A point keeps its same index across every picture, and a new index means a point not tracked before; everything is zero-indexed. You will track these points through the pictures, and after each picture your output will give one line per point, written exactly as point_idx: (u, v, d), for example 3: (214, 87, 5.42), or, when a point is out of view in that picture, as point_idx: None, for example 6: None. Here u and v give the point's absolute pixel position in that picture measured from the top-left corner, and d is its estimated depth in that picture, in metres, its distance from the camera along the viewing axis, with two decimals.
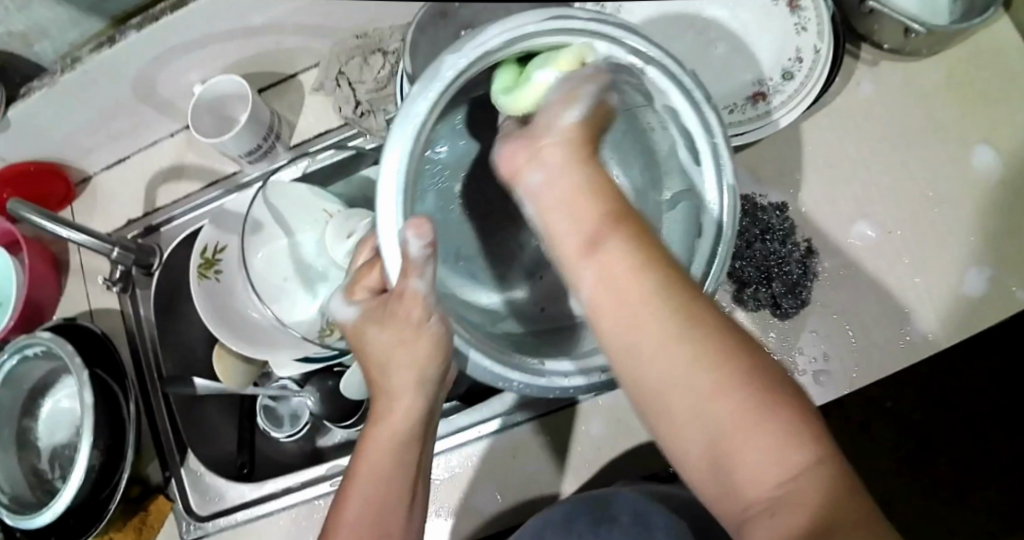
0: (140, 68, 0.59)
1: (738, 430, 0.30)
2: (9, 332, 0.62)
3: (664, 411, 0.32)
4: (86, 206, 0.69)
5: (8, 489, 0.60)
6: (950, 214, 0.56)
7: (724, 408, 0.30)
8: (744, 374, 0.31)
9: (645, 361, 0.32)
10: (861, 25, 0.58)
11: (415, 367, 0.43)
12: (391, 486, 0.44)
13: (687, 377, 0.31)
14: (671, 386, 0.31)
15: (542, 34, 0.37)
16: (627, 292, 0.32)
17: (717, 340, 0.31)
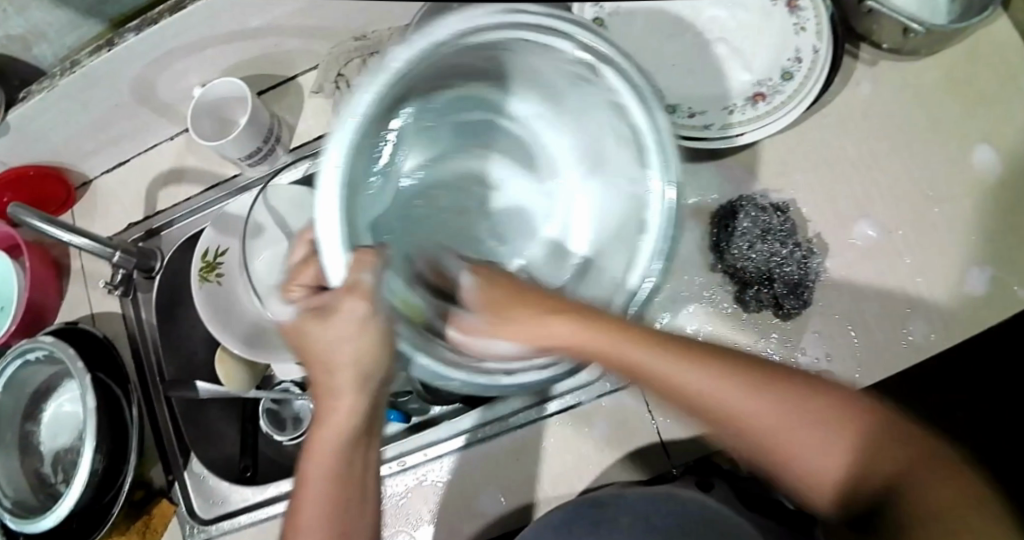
0: (139, 72, 0.59)
1: (803, 451, 0.37)
2: (11, 336, 0.62)
3: (769, 460, 0.38)
4: (86, 210, 0.69)
5: (11, 494, 0.60)
6: (949, 213, 0.56)
7: (808, 441, 0.37)
8: (798, 411, 0.38)
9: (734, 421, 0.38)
10: (859, 25, 0.58)
11: (356, 365, 0.41)
12: (341, 484, 0.42)
13: (769, 418, 0.38)
14: (764, 437, 0.38)
15: (480, 30, 0.41)
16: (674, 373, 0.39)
17: (771, 391, 0.38)
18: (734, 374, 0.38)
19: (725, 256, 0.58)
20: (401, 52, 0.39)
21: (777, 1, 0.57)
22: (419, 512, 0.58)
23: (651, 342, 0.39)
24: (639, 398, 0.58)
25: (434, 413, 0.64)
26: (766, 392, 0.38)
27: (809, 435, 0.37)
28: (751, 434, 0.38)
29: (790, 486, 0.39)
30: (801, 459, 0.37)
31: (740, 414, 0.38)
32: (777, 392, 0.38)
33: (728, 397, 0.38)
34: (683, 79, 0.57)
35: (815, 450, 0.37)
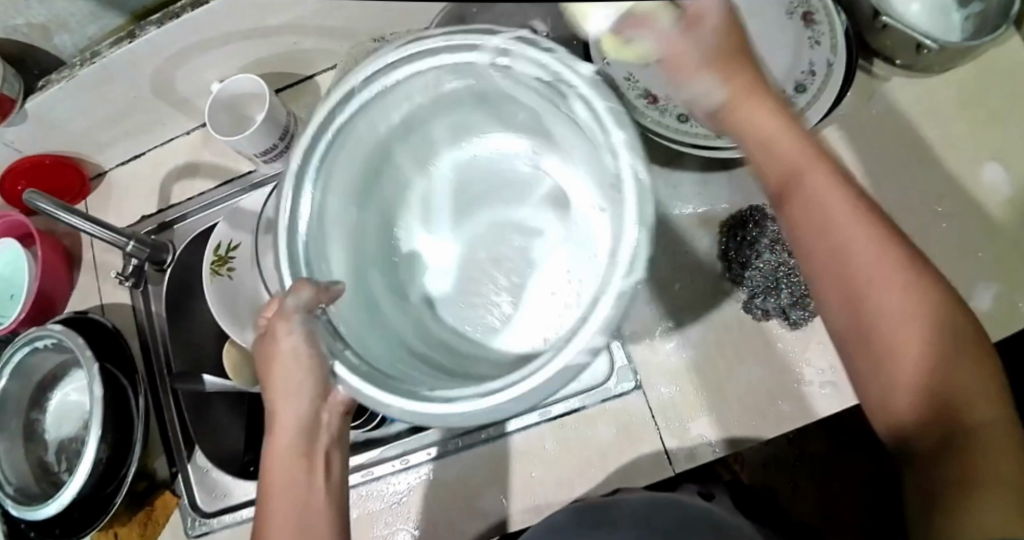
0: (158, 64, 0.60)
1: (903, 311, 0.36)
2: (20, 323, 0.63)
3: (858, 317, 0.37)
4: (100, 201, 0.69)
5: (14, 481, 0.60)
6: (956, 229, 0.56)
7: (909, 310, 0.36)
8: (917, 297, 0.36)
9: (855, 262, 0.37)
10: (873, 40, 0.58)
11: (287, 381, 0.43)
12: (287, 502, 0.41)
13: (886, 274, 0.36)
14: (871, 291, 0.36)
15: (412, 58, 0.46)
16: (822, 198, 0.38)
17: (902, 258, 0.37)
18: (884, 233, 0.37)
19: (732, 265, 0.58)
20: (334, 93, 0.46)
21: (794, 15, 0.57)
22: (420, 513, 0.58)
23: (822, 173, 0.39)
24: (643, 404, 0.58)
25: None
26: (892, 258, 0.36)
27: (910, 296, 0.36)
28: (847, 266, 0.37)
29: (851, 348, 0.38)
30: (891, 331, 0.36)
31: (844, 238, 0.37)
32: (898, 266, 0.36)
33: (855, 222, 0.37)
34: None
35: (904, 318, 0.36)
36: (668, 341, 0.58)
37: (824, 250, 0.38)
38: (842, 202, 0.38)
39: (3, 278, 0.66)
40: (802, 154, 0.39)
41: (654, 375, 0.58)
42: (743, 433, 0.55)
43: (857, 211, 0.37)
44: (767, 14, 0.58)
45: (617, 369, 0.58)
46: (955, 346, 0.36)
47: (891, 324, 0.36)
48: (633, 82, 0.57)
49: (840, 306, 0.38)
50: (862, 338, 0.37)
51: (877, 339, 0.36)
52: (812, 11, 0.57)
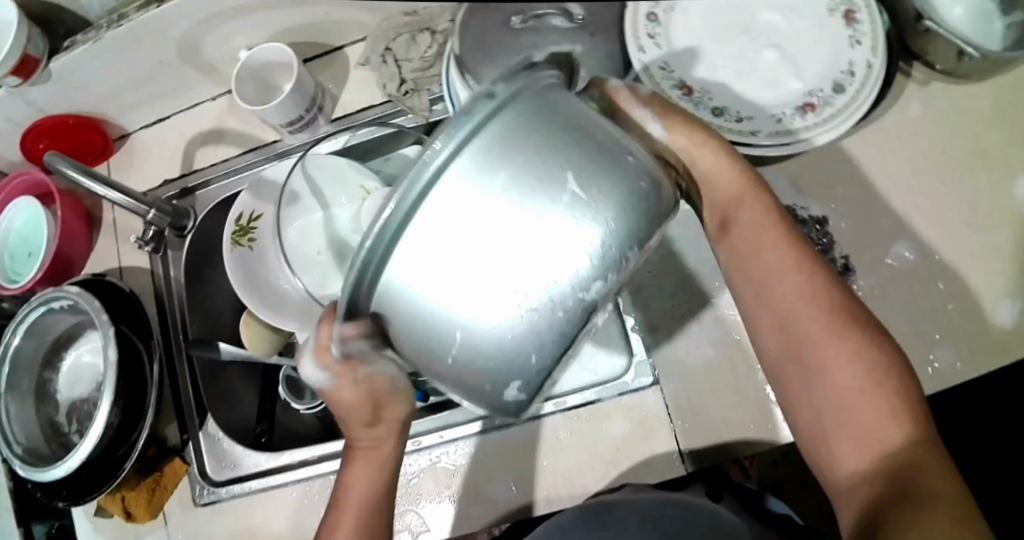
0: (187, 29, 0.59)
1: (843, 358, 0.39)
2: (37, 282, 0.63)
3: (798, 375, 0.41)
4: (122, 164, 0.69)
5: (23, 440, 0.60)
6: (987, 240, 0.56)
7: (852, 371, 0.39)
8: (867, 353, 0.39)
9: (797, 317, 0.41)
10: (914, 44, 0.57)
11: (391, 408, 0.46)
12: (374, 519, 0.46)
13: (828, 333, 0.40)
14: (809, 347, 0.40)
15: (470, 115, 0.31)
16: (771, 255, 0.43)
17: (848, 319, 0.40)
18: (826, 291, 0.41)
19: None
20: None
21: (834, 12, 0.56)
22: (430, 491, 0.58)
23: (776, 229, 0.43)
24: (659, 400, 0.58)
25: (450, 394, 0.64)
26: (828, 320, 0.40)
27: (844, 347, 0.39)
28: (788, 318, 0.41)
29: (798, 412, 0.41)
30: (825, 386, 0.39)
31: (788, 297, 0.42)
32: (845, 328, 0.40)
33: (798, 286, 0.42)
34: (734, 80, 0.56)
35: (840, 367, 0.39)
36: (688, 337, 0.58)
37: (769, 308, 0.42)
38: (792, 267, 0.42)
39: (22, 235, 0.66)
40: (766, 221, 0.44)
41: (671, 373, 0.57)
42: (758, 434, 0.54)
43: (804, 275, 0.42)
44: (810, 9, 0.56)
45: (635, 363, 0.58)
46: (901, 405, 0.38)
47: (826, 371, 0.40)
48: (667, 72, 0.56)
49: (779, 346, 0.42)
50: (801, 387, 0.41)
51: (814, 384, 0.40)
52: (854, 10, 0.55)
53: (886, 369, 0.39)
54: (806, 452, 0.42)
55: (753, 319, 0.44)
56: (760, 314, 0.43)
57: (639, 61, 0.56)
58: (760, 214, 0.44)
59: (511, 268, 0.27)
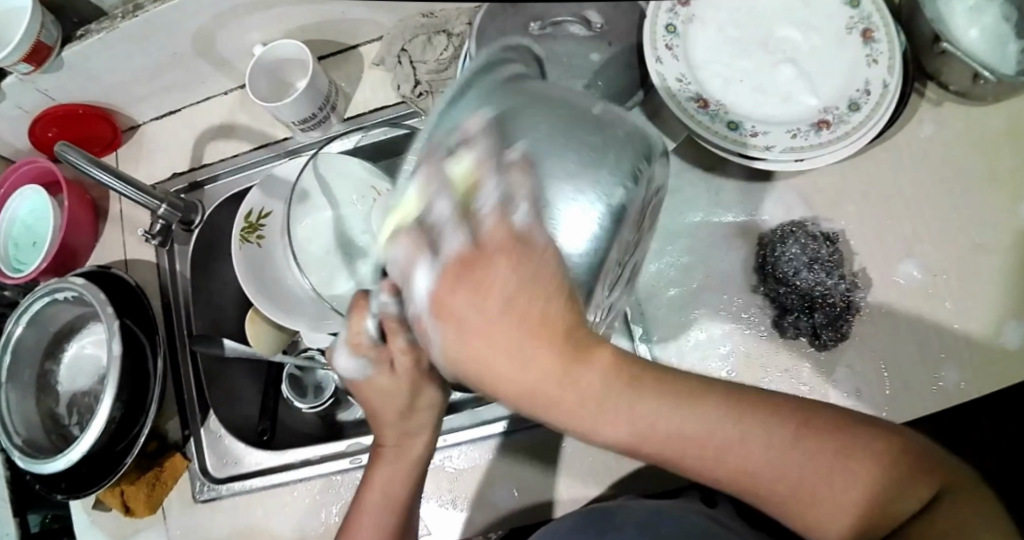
0: (201, 24, 0.58)
1: (815, 488, 0.34)
2: (42, 272, 0.62)
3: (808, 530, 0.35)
4: (131, 155, 0.70)
5: (23, 431, 0.60)
6: (994, 263, 0.56)
7: (846, 504, 0.34)
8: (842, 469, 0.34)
9: (764, 486, 0.34)
10: (930, 65, 0.57)
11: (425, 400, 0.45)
12: (401, 504, 0.47)
13: (799, 489, 0.34)
14: (796, 507, 0.34)
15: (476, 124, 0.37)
16: (697, 452, 0.33)
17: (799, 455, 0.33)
18: (762, 449, 0.33)
19: (769, 278, 0.58)
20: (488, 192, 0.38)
21: (852, 29, 0.56)
22: (433, 493, 0.58)
23: (677, 416, 0.33)
24: None
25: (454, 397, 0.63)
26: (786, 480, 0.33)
27: (821, 485, 0.34)
28: (749, 489, 0.34)
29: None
30: (841, 529, 0.34)
31: (745, 478, 0.34)
32: (806, 461, 0.33)
33: (747, 468, 0.33)
34: (749, 96, 0.56)
35: (828, 487, 0.34)
36: (694, 349, 0.58)
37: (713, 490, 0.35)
38: (710, 434, 0.33)
39: (27, 224, 0.66)
40: (660, 415, 0.32)
41: None
42: None
43: (713, 434, 0.33)
44: (827, 26, 0.56)
45: None
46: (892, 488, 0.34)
47: (819, 502, 0.34)
48: (684, 83, 0.56)
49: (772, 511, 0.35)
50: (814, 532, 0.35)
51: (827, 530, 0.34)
52: (872, 28, 0.55)
53: (848, 457, 0.34)
54: None
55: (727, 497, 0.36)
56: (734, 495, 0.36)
57: (657, 72, 0.56)
58: (658, 415, 0.32)
59: None
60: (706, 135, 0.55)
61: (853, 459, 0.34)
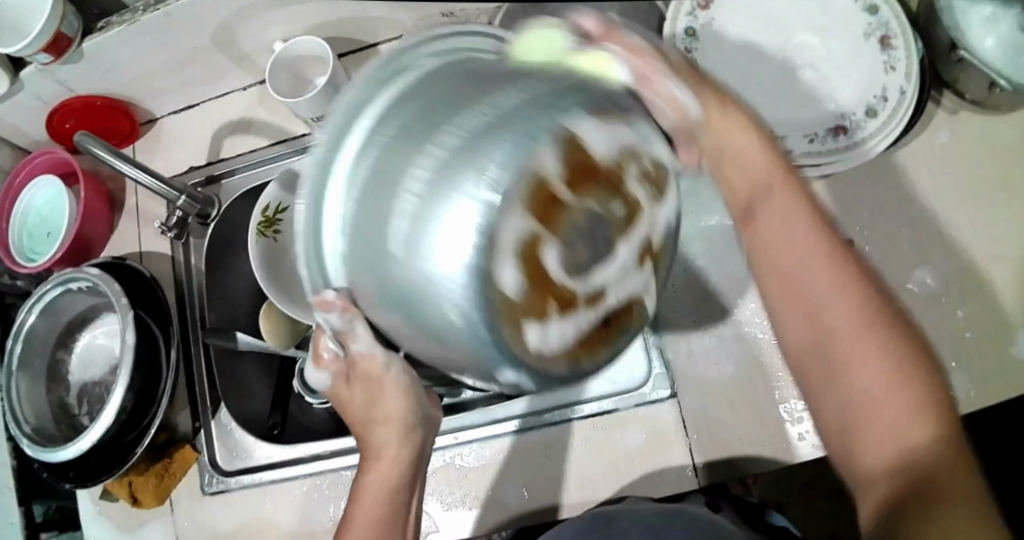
0: (223, 19, 0.59)
1: (868, 344, 0.36)
2: (56, 262, 0.63)
3: (827, 375, 0.37)
4: (149, 148, 0.70)
5: (32, 421, 0.60)
6: (1009, 271, 0.56)
7: (881, 378, 0.35)
8: (902, 347, 0.35)
9: (827, 309, 0.36)
10: (947, 73, 0.58)
11: (397, 410, 0.44)
12: (389, 513, 0.44)
13: (862, 332, 0.36)
14: (844, 343, 0.36)
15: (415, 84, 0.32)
16: (793, 250, 0.38)
17: (884, 311, 0.36)
18: (857, 284, 0.37)
19: None
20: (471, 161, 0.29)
21: (870, 36, 0.56)
22: (443, 490, 0.58)
23: (792, 215, 0.38)
24: (676, 413, 0.57)
25: (465, 396, 0.63)
26: (864, 315, 0.36)
27: (880, 342, 0.35)
28: (814, 303, 0.37)
29: (829, 418, 0.37)
30: (863, 390, 0.35)
31: (821, 292, 0.37)
32: (881, 326, 0.36)
33: (832, 281, 0.37)
34: (767, 100, 0.56)
35: (880, 349, 0.35)
36: (708, 352, 0.58)
37: (807, 311, 0.37)
38: (817, 248, 0.37)
39: (42, 213, 0.66)
40: (797, 214, 0.38)
41: (689, 384, 0.57)
42: (773, 452, 0.54)
43: (821, 242, 0.37)
44: (846, 33, 0.57)
45: (654, 376, 0.58)
46: (929, 407, 0.35)
47: (865, 353, 0.35)
48: None
49: (806, 345, 0.37)
50: (828, 382, 0.37)
51: (844, 385, 0.36)
52: (891, 35, 0.55)
53: (916, 351, 0.36)
54: (834, 450, 0.38)
55: (776, 314, 0.39)
56: (789, 311, 0.38)
57: None
58: (788, 209, 0.38)
59: (423, 251, 0.28)
60: None
61: (921, 361, 0.36)
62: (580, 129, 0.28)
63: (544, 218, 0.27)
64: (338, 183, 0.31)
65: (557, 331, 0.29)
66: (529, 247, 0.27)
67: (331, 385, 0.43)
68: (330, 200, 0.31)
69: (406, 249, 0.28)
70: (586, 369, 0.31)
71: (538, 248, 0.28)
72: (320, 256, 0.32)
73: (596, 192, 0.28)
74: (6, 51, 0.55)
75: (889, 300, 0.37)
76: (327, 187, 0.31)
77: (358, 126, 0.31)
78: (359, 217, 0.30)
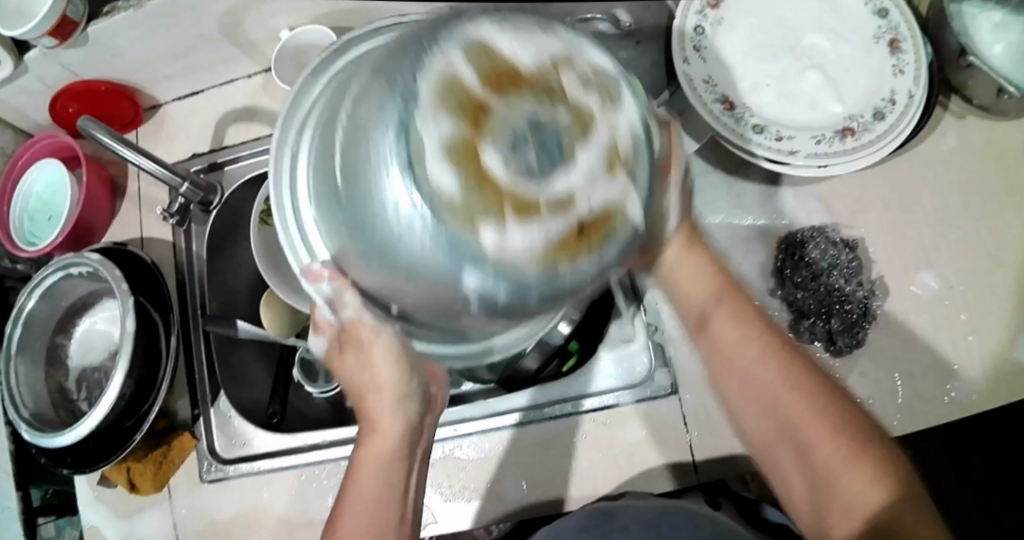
0: (230, 6, 0.58)
1: (818, 425, 0.40)
2: (58, 246, 0.62)
3: (791, 455, 0.41)
4: (152, 133, 0.70)
5: (30, 405, 0.59)
6: (1012, 277, 0.56)
7: (839, 453, 0.39)
8: (848, 423, 0.40)
9: (780, 397, 0.41)
10: (954, 77, 0.58)
11: (390, 383, 0.43)
12: (384, 493, 0.43)
13: (812, 416, 0.40)
14: (802, 428, 0.40)
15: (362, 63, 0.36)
16: (741, 351, 0.42)
17: (826, 394, 0.40)
18: (801, 373, 0.41)
19: (787, 282, 0.58)
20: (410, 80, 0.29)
21: (879, 39, 0.56)
22: (441, 482, 0.58)
23: (737, 314, 0.42)
24: (676, 410, 0.58)
25: (464, 389, 0.65)
26: (812, 400, 0.40)
27: (828, 422, 0.40)
28: (769, 399, 0.41)
29: (797, 493, 0.41)
30: (826, 464, 0.39)
31: (772, 386, 0.41)
32: (826, 406, 0.40)
33: (781, 374, 0.41)
34: (775, 101, 0.56)
35: (830, 428, 0.39)
36: None
37: (758, 407, 0.41)
38: (763, 345, 0.41)
39: (43, 197, 0.66)
40: (744, 317, 0.42)
41: (687, 383, 0.58)
42: None
43: (765, 339, 0.42)
44: (856, 35, 0.57)
45: (655, 373, 0.58)
46: (881, 472, 0.39)
47: (816, 433, 0.40)
48: (711, 85, 0.56)
49: (769, 429, 0.41)
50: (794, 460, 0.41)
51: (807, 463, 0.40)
52: (900, 39, 0.55)
53: (860, 426, 0.40)
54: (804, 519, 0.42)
55: (737, 409, 0.43)
56: (747, 405, 0.42)
57: (684, 73, 0.56)
58: (734, 314, 0.42)
59: (358, 177, 0.29)
60: (730, 137, 0.55)
61: (866, 435, 0.40)
62: (489, 38, 0.28)
63: (472, 121, 0.26)
64: (307, 154, 0.35)
65: (517, 237, 0.26)
66: (459, 147, 0.26)
67: (327, 352, 0.45)
68: (302, 174, 0.35)
69: (344, 181, 0.30)
70: (566, 279, 0.27)
71: (473, 147, 0.26)
72: (301, 227, 0.35)
73: (528, 95, 0.26)
74: (10, 32, 0.54)
75: (823, 377, 0.42)
76: (297, 164, 0.35)
77: (317, 111, 0.36)
78: (319, 173, 0.33)
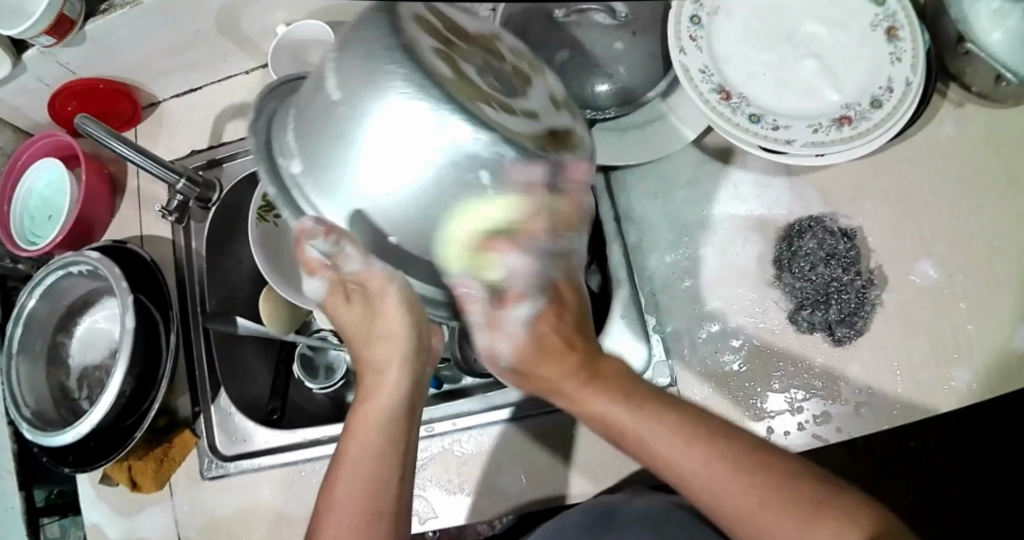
0: (225, 3, 0.58)
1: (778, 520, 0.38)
2: (57, 245, 0.63)
3: None
4: (151, 131, 0.70)
5: (31, 404, 0.59)
6: (1013, 265, 0.55)
7: None
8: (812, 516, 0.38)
9: (733, 498, 0.39)
10: (953, 65, 0.57)
11: (391, 334, 0.44)
12: (383, 454, 0.43)
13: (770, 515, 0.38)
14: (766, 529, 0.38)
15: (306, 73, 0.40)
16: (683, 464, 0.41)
17: (779, 486, 0.39)
18: (747, 471, 0.40)
19: (785, 272, 0.58)
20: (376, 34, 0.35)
21: (876, 26, 0.55)
22: (442, 476, 0.58)
23: (673, 429, 0.41)
24: None
25: (465, 382, 0.65)
26: (765, 496, 0.39)
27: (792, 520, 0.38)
28: (725, 506, 0.40)
29: None
30: None
31: (725, 492, 0.40)
32: (784, 500, 0.38)
33: (730, 479, 0.40)
34: (770, 90, 0.56)
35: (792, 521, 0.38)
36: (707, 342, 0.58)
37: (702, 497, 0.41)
38: (703, 452, 0.41)
39: (43, 197, 0.66)
40: (683, 427, 0.42)
41: (691, 376, 0.57)
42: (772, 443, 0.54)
43: (703, 445, 0.41)
44: (854, 23, 0.56)
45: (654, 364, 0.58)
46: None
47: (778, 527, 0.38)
48: (707, 74, 0.55)
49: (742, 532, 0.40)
50: None
51: None
52: (897, 26, 0.55)
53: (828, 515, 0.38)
54: None
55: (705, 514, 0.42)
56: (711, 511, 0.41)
57: (680, 62, 0.56)
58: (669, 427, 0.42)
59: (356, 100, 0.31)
60: (726, 125, 0.54)
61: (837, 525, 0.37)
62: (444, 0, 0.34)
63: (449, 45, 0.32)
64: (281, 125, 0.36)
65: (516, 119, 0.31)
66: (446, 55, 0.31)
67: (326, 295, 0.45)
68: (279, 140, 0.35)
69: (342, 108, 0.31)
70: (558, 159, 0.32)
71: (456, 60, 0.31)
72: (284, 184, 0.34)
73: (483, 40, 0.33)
74: (7, 33, 0.54)
75: (774, 469, 0.40)
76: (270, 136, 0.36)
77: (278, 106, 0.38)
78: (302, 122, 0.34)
